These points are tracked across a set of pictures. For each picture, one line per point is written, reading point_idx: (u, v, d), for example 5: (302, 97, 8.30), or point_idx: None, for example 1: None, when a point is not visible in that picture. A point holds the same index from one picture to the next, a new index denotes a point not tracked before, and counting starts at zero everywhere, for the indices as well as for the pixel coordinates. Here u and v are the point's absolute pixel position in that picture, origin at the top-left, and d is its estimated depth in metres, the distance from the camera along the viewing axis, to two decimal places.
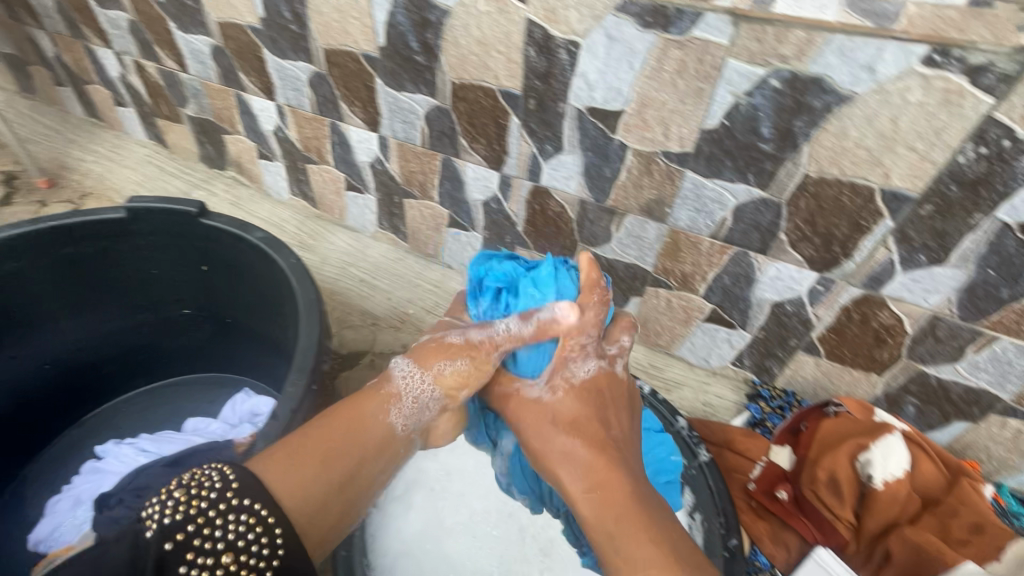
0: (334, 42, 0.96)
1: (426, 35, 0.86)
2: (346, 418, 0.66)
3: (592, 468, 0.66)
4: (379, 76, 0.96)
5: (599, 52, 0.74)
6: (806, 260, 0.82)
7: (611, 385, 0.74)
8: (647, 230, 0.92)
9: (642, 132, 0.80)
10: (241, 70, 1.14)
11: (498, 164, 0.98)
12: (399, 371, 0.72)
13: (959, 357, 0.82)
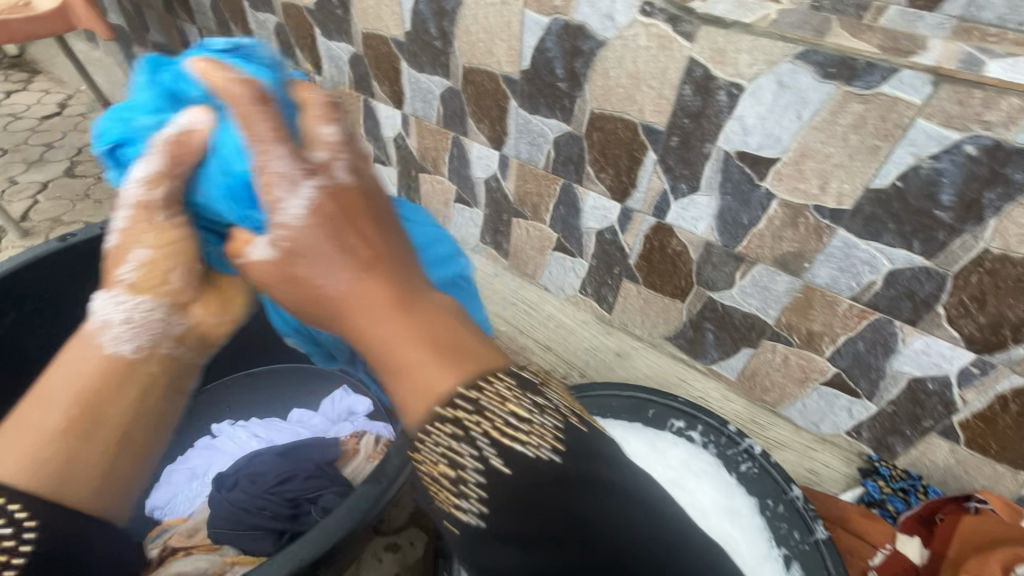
0: (476, 61, 0.98)
1: (574, 63, 0.86)
2: (71, 374, 0.52)
3: (358, 295, 0.40)
4: (515, 98, 0.97)
5: (764, 97, 0.71)
6: (964, 339, 0.75)
7: (254, 109, 0.45)
8: (777, 282, 0.87)
9: (794, 183, 0.76)
10: (374, 78, 1.18)
11: (622, 197, 0.96)
12: (100, 334, 0.53)
13: None
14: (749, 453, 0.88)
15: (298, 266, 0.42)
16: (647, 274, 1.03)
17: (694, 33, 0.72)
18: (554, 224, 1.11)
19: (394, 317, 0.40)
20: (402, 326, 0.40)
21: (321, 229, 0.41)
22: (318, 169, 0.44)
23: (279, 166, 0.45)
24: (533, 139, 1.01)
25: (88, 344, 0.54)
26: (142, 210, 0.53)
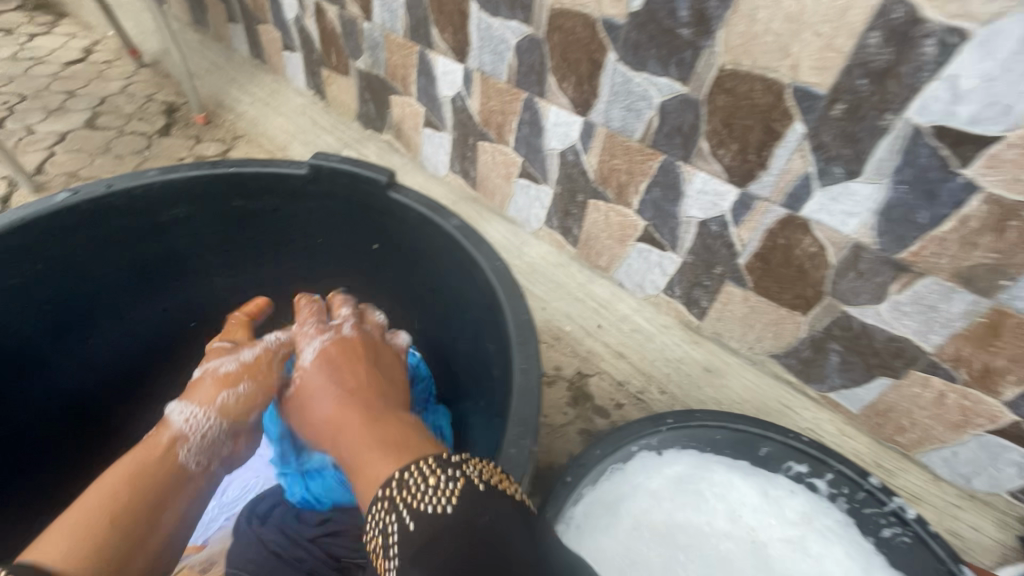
0: (570, 1, 0.79)
1: (707, 3, 0.66)
2: (131, 479, 0.62)
3: (382, 435, 0.58)
4: (615, 49, 0.78)
5: (997, 51, 0.52)
6: None
7: (341, 342, 0.77)
8: (950, 301, 0.67)
9: (1015, 172, 0.56)
10: (434, 24, 1.00)
11: (743, 179, 0.76)
12: (177, 411, 0.73)
13: None
14: (898, 518, 0.67)
15: (299, 398, 0.73)
16: (761, 279, 0.84)
17: None
18: (642, 209, 0.92)
19: (376, 420, 0.61)
20: (370, 416, 0.62)
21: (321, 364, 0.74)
22: (328, 332, 0.80)
23: (308, 351, 0.78)
24: (632, 104, 0.81)
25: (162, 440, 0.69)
26: (266, 349, 0.82)
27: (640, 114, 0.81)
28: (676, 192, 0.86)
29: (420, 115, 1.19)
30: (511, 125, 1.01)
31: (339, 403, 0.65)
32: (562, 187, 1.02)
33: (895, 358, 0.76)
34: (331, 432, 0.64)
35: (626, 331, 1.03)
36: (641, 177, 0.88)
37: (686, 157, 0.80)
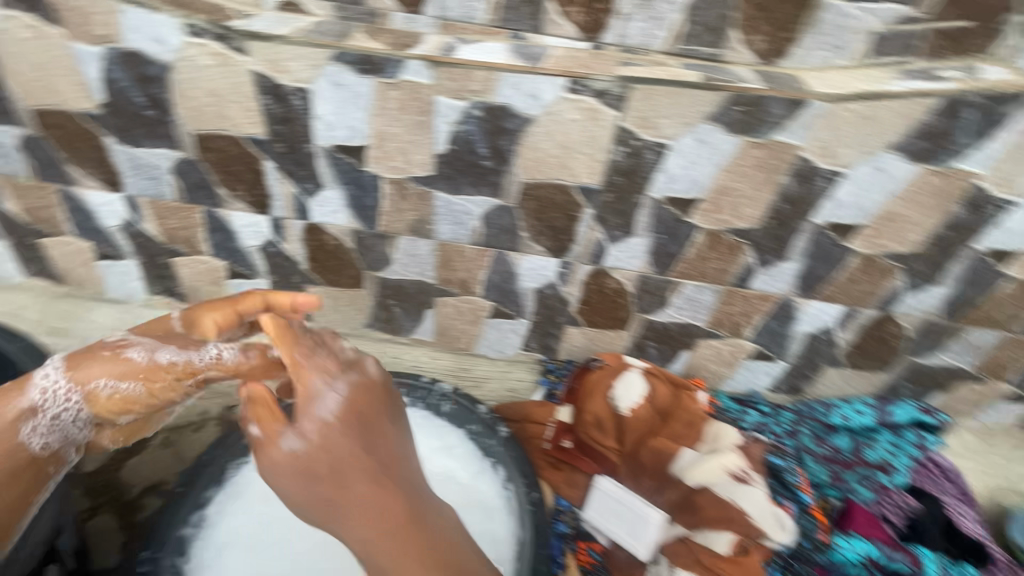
0: (388, 155, 0.91)
1: (500, 142, 0.86)
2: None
3: (388, 512, 0.77)
4: (433, 187, 0.94)
5: (686, 152, 0.84)
6: (831, 297, 1.01)
7: (367, 390, 0.84)
8: (704, 294, 1.04)
9: (713, 215, 0.92)
10: (221, 185, 1.00)
11: (560, 254, 1.01)
12: (100, 383, 0.88)
13: (944, 348, 1.07)
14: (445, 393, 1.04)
15: (317, 458, 0.78)
16: (587, 314, 1.11)
17: (620, 105, 0.80)
18: (488, 293, 1.10)
19: (406, 530, 0.78)
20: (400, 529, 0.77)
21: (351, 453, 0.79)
22: (352, 373, 0.85)
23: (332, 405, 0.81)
24: (452, 217, 0.98)
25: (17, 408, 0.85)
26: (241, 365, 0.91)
27: (470, 219, 0.98)
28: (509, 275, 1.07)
29: (223, 270, 1.15)
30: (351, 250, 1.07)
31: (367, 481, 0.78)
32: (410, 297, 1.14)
33: (669, 333, 1.12)
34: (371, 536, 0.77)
35: (490, 389, 1.23)
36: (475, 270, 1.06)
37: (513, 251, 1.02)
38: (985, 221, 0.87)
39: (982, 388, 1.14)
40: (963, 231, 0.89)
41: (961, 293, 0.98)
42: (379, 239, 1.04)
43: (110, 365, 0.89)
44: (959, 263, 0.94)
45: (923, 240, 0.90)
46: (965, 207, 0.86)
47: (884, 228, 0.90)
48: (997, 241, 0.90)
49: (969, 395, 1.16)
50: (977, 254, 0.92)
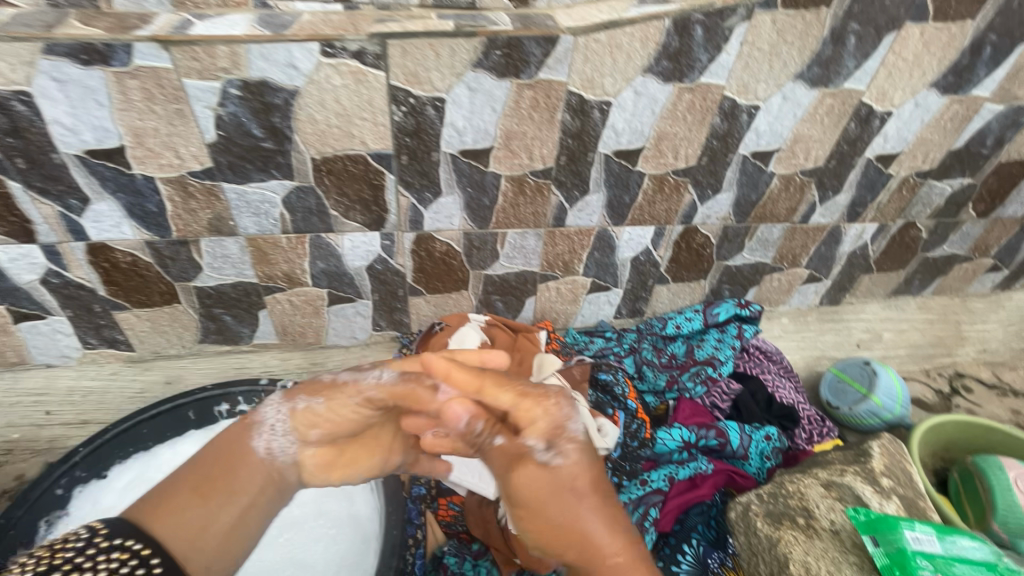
0: (150, 155, 0.97)
1: (273, 120, 0.95)
2: (252, 472, 0.91)
3: (597, 505, 0.86)
4: (217, 178, 1.02)
5: (463, 102, 0.99)
6: (602, 225, 1.31)
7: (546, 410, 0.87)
8: (528, 240, 1.30)
9: (511, 160, 1.11)
10: (15, 184, 0.97)
11: (377, 226, 1.18)
12: (264, 442, 0.92)
13: (744, 246, 1.49)
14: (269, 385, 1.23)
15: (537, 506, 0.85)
16: (416, 239, 1.22)
17: (385, 65, 0.91)
18: (318, 281, 1.26)
19: (596, 489, 0.86)
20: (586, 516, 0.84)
21: (579, 477, 0.85)
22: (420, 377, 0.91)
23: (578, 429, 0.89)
24: (258, 203, 1.07)
25: (261, 464, 0.91)
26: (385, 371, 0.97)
27: (280, 191, 1.07)
28: (336, 262, 1.24)
29: (6, 317, 1.20)
30: (148, 227, 1.08)
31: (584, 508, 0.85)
32: (244, 288, 1.24)
33: (482, 244, 1.27)
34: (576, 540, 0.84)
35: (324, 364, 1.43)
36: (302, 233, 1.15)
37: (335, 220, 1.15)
38: (740, 127, 1.17)
39: (778, 276, 1.63)
40: (670, 170, 1.22)
41: (745, 196, 1.34)
42: (181, 245, 1.13)
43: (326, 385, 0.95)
44: (734, 167, 1.26)
45: (695, 152, 1.20)
46: (722, 119, 1.14)
47: (662, 148, 1.17)
48: (755, 136, 1.20)
49: (773, 283, 1.66)
50: (743, 156, 1.24)
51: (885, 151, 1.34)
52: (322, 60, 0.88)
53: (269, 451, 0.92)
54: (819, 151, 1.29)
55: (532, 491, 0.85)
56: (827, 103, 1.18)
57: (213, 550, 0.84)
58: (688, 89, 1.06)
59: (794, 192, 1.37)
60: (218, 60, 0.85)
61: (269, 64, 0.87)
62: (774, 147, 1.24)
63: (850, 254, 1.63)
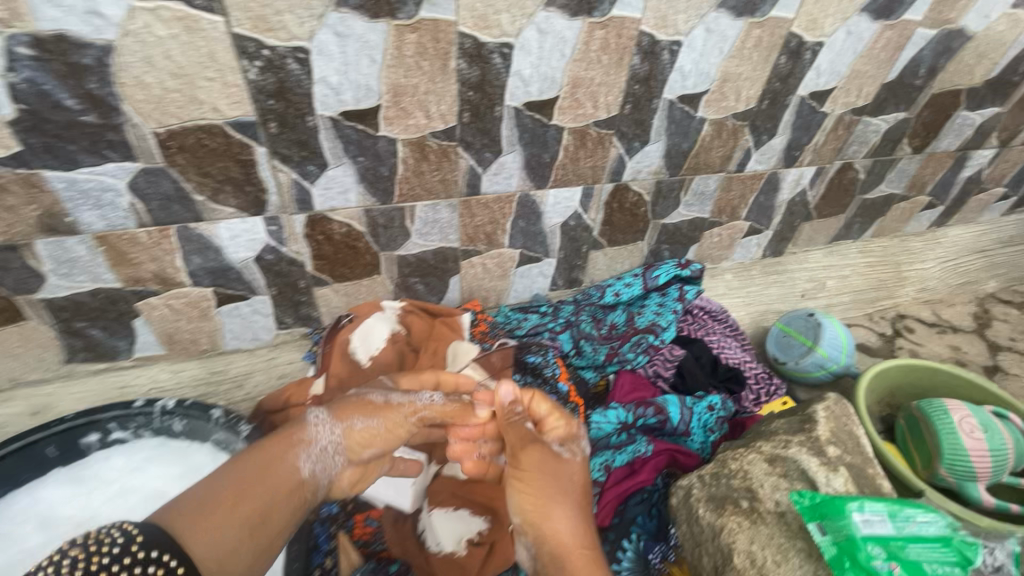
0: (160, 120, 0.71)
1: (279, 75, 0.71)
2: (262, 479, 0.62)
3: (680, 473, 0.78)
4: (223, 147, 0.76)
5: (532, 48, 0.79)
6: (689, 182, 1.08)
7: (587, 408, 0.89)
8: (583, 218, 1.07)
9: (574, 111, 0.89)
10: None
11: (413, 199, 0.92)
12: (315, 420, 0.70)
13: (886, 175, 1.25)
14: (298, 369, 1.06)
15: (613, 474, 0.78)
16: (490, 248, 1.05)
17: (451, 5, 0.71)
18: (355, 278, 1.00)
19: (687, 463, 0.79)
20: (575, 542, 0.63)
21: (568, 486, 0.67)
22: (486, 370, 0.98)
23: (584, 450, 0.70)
24: (302, 194, 0.85)
25: (292, 439, 0.67)
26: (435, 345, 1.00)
27: (347, 202, 0.89)
28: (367, 256, 0.98)
29: None
30: (175, 254, 0.86)
31: (575, 518, 0.65)
32: (277, 283, 0.96)
33: (574, 245, 1.11)
34: (562, 542, 0.63)
35: None
36: (352, 228, 0.93)
37: (386, 199, 0.90)
38: (804, 66, 0.95)
39: (906, 207, 1.35)
40: (756, 116, 1.01)
41: (857, 135, 1.12)
42: (159, 232, 0.83)
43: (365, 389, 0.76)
44: (823, 127, 1.08)
45: (756, 93, 0.97)
46: (815, 49, 0.93)
47: (724, 90, 0.94)
48: (810, 85, 0.99)
49: (900, 215, 1.36)
50: (836, 115, 1.06)
51: (974, 128, 1.22)
52: (391, 26, 0.71)
53: (308, 438, 0.68)
54: (872, 90, 1.04)
55: (562, 530, 0.64)
56: (879, 50, 0.97)
57: (250, 562, 0.58)
58: (774, 31, 0.88)
59: (899, 142, 1.18)
60: (267, 22, 0.67)
61: (331, 34, 0.69)
62: (885, 127, 1.13)
63: (965, 182, 1.35)
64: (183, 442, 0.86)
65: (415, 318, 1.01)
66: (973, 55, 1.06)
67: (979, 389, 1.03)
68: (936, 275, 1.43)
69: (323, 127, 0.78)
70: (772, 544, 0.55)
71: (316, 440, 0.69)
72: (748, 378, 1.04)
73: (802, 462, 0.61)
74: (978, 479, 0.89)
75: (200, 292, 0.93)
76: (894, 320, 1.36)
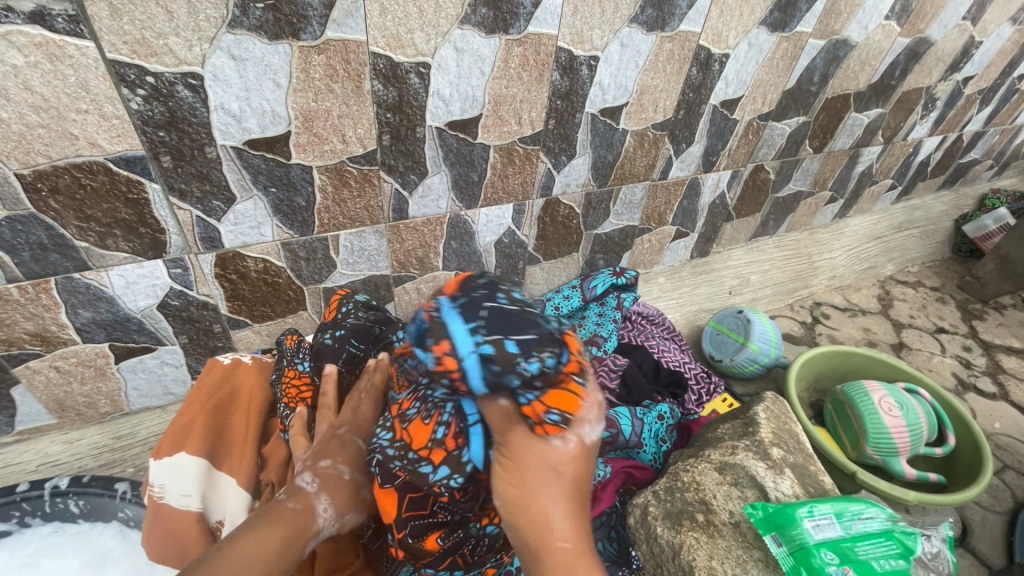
0: (26, 159, 0.61)
1: (167, 103, 0.64)
2: (281, 536, 0.52)
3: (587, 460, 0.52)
4: (109, 184, 0.67)
5: (450, 67, 0.76)
6: (616, 193, 1.09)
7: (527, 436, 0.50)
8: (516, 234, 1.05)
9: (499, 129, 0.87)
10: None
11: (336, 228, 0.86)
12: (321, 502, 0.58)
13: (793, 175, 1.33)
14: None
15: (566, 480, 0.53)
16: (423, 272, 1.01)
17: (360, 24, 0.67)
18: (277, 316, 0.93)
19: (637, 473, 0.80)
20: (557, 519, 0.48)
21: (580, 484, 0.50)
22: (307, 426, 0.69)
23: (591, 427, 0.51)
24: (207, 233, 0.77)
25: (308, 526, 0.55)
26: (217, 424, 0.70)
27: (261, 236, 0.81)
28: (287, 291, 0.90)
29: None
30: (58, 310, 0.75)
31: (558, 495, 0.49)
32: (186, 330, 0.86)
33: (510, 262, 1.09)
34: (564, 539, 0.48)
35: None
36: (269, 263, 0.85)
37: (306, 230, 0.84)
38: (713, 77, 0.99)
39: (812, 203, 1.45)
40: (673, 126, 1.04)
41: (765, 139, 1.19)
42: (36, 287, 0.71)
43: (361, 463, 0.63)
44: (735, 132, 1.13)
45: (672, 104, 1.00)
46: (722, 60, 0.97)
47: (642, 102, 0.96)
48: (720, 95, 1.03)
49: (808, 209, 1.46)
50: (746, 121, 1.12)
51: (862, 128, 1.34)
52: (295, 48, 0.66)
53: (318, 525, 0.57)
54: (775, 97, 1.11)
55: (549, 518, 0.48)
56: (778, 61, 1.04)
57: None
58: (684, 44, 0.91)
59: (801, 144, 1.27)
60: (148, 46, 0.59)
61: (226, 57, 0.63)
62: (789, 130, 1.21)
63: (860, 176, 1.48)
64: (84, 524, 0.74)
65: (207, 421, 0.70)
66: (857, 62, 1.16)
67: (891, 365, 1.12)
68: (842, 263, 1.55)
69: (226, 158, 0.71)
70: (732, 556, 0.55)
71: (325, 524, 0.57)
72: (689, 379, 1.06)
73: (750, 468, 0.63)
74: (900, 453, 0.96)
75: (93, 349, 0.81)
76: (811, 308, 1.46)
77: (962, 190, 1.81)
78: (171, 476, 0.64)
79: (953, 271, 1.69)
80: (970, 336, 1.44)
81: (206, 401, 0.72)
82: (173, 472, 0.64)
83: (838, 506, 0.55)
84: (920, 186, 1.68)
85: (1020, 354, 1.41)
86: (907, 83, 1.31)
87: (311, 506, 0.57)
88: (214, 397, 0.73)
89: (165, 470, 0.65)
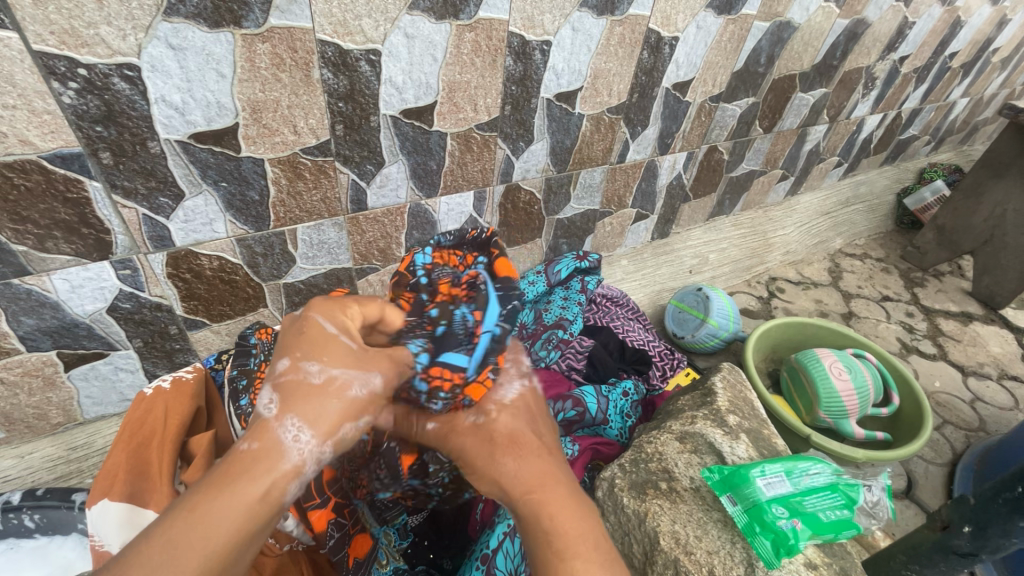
0: None
1: (103, 96, 0.61)
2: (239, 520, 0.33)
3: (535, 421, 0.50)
4: (45, 184, 0.64)
5: (402, 54, 0.75)
6: (575, 178, 1.11)
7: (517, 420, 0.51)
8: (477, 222, 1.05)
9: (455, 116, 0.87)
10: None
11: (292, 222, 0.84)
12: (291, 427, 0.37)
13: (746, 155, 1.37)
14: None
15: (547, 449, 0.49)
16: (386, 263, 1.00)
17: (305, 11, 0.66)
18: (237, 316, 0.91)
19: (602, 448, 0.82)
20: (535, 435, 0.48)
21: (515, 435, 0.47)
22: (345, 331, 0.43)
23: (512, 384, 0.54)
24: (156, 231, 0.74)
25: (282, 472, 0.36)
26: (154, 448, 0.55)
27: (214, 233, 0.79)
28: (246, 289, 0.88)
29: None
30: None
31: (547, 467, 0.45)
32: (140, 333, 0.83)
33: None
34: (526, 488, 0.43)
35: None
36: (225, 261, 0.83)
37: (261, 225, 0.82)
38: (664, 61, 1.02)
39: (764, 181, 1.49)
40: (627, 109, 1.05)
41: (718, 119, 1.22)
42: None
43: (349, 358, 0.40)
44: (688, 113, 1.15)
45: (626, 88, 1.01)
46: (672, 43, 0.99)
47: (597, 86, 0.97)
48: (671, 78, 1.06)
49: (762, 187, 1.50)
50: (697, 103, 1.15)
51: (809, 107, 1.39)
52: (237, 36, 0.63)
53: (294, 462, 0.36)
54: (725, 79, 1.14)
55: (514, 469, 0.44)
56: (725, 43, 1.07)
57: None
58: (633, 27, 0.92)
59: (752, 124, 1.31)
60: (78, 36, 0.57)
61: (164, 47, 0.61)
62: (739, 111, 1.24)
63: (808, 155, 1.54)
64: (41, 539, 0.71)
65: (128, 463, 0.53)
66: (801, 44, 1.20)
67: (842, 334, 1.18)
68: (795, 238, 1.62)
69: (171, 153, 0.68)
70: (694, 519, 0.57)
71: (308, 459, 0.37)
72: (653, 356, 1.10)
73: (709, 435, 0.66)
74: (850, 415, 1.02)
75: (40, 358, 0.78)
76: (767, 284, 1.53)
77: (904, 165, 1.91)
78: (105, 528, 0.50)
79: (896, 242, 1.79)
80: (913, 302, 1.54)
81: (127, 443, 0.55)
82: (95, 523, 0.50)
83: (788, 463, 0.59)
84: (865, 163, 1.75)
85: (957, 317, 1.50)
86: (848, 63, 1.36)
87: (276, 445, 0.36)
88: (134, 437, 0.55)
89: (96, 520, 0.51)
